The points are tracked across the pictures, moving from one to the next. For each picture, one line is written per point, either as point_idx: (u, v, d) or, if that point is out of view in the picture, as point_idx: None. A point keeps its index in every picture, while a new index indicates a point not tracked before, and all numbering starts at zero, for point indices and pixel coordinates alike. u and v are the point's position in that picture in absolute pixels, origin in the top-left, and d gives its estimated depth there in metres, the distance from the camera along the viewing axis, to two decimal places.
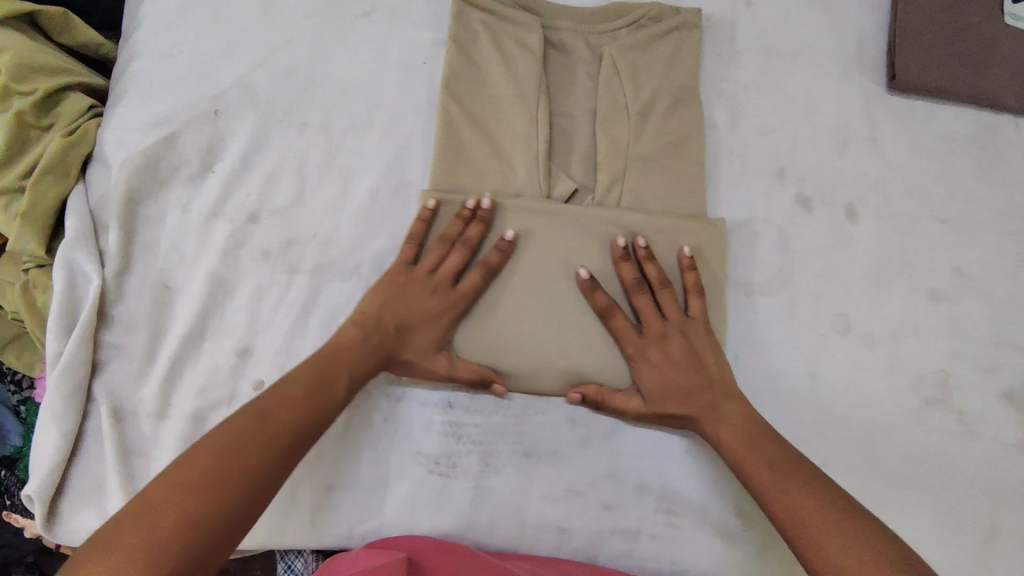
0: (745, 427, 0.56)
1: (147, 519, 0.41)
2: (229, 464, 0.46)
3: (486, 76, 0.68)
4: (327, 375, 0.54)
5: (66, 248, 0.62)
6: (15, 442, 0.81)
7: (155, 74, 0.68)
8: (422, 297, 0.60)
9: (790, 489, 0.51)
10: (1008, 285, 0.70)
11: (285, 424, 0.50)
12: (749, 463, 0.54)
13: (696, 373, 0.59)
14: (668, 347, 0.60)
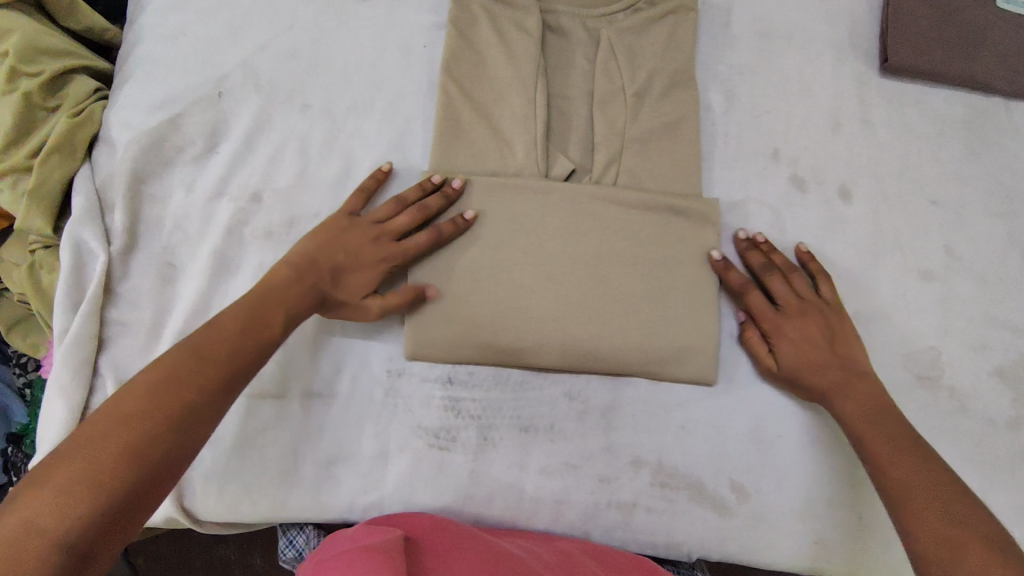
0: (866, 405, 0.58)
1: (90, 447, 0.41)
2: (171, 398, 0.45)
3: (485, 59, 0.70)
4: (275, 315, 0.54)
5: (72, 226, 0.63)
6: (21, 421, 0.83)
7: (160, 56, 0.69)
8: (359, 243, 0.61)
9: (905, 463, 0.53)
10: (997, 265, 0.71)
11: (228, 359, 0.50)
12: (867, 437, 0.56)
13: (832, 349, 0.62)
14: (805, 324, 0.63)
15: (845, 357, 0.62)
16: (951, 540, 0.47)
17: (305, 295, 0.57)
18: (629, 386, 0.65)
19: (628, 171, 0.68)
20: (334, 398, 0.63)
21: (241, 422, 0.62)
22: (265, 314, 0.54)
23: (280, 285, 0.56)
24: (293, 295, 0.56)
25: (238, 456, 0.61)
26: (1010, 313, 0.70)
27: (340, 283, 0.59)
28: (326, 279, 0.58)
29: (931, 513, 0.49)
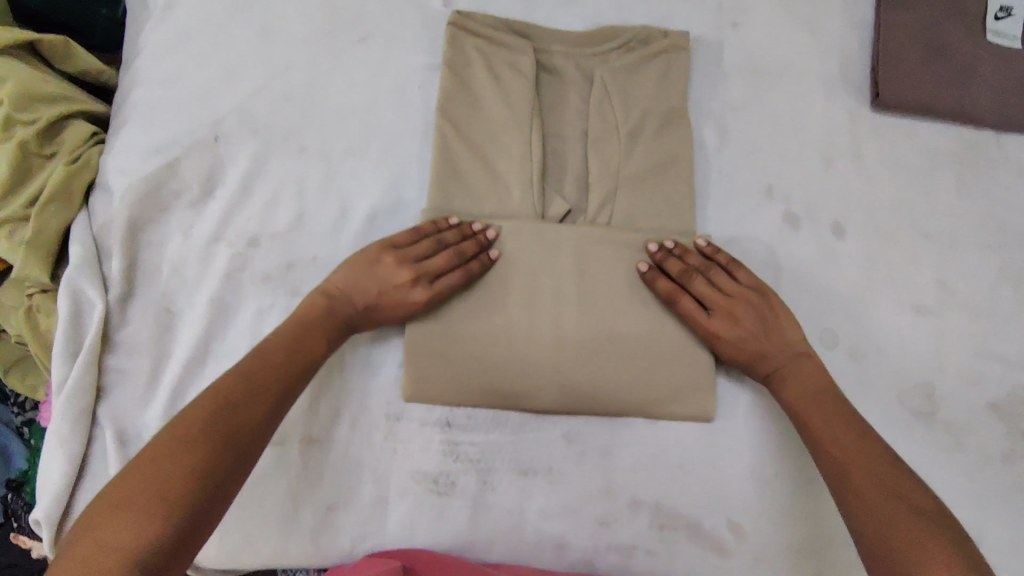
0: (807, 386, 0.61)
1: (161, 466, 0.46)
2: (226, 423, 0.50)
3: (480, 99, 0.70)
4: (308, 345, 0.58)
5: (70, 276, 0.63)
6: (21, 465, 0.83)
7: (156, 101, 0.69)
8: (392, 286, 0.61)
9: (843, 441, 0.57)
10: (990, 298, 0.72)
11: (263, 387, 0.54)
12: (807, 417, 0.60)
13: (767, 339, 0.63)
14: (740, 316, 0.63)
15: (775, 345, 0.63)
16: (888, 513, 0.51)
17: (334, 329, 0.60)
18: (627, 426, 0.65)
19: (623, 210, 0.68)
20: (333, 442, 0.63)
21: None
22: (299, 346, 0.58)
23: (320, 323, 0.60)
24: (325, 330, 0.60)
25: (238, 504, 0.61)
26: (1003, 346, 0.71)
27: (371, 318, 0.62)
28: (358, 312, 0.62)
29: (869, 489, 0.53)
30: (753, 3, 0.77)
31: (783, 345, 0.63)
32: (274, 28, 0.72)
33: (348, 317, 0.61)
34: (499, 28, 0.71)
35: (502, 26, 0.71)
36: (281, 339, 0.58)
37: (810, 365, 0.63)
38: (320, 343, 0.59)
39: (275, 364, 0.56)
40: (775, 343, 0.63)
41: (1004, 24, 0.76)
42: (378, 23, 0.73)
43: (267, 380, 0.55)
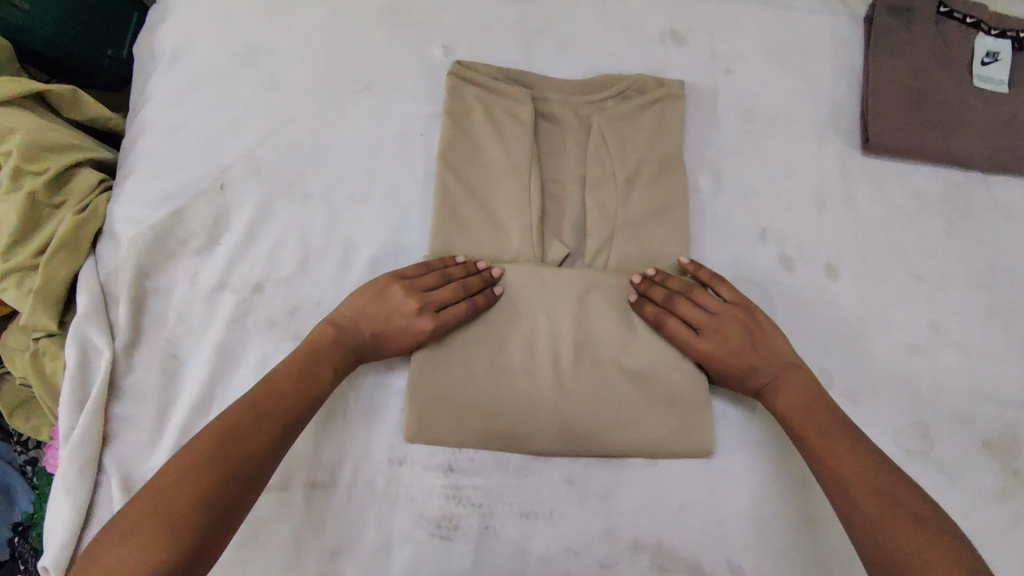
0: (805, 400, 0.62)
1: (166, 494, 0.47)
2: (232, 451, 0.51)
3: (480, 147, 0.72)
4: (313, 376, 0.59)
5: (78, 324, 0.64)
6: (25, 507, 0.83)
7: (164, 150, 0.71)
8: (398, 313, 0.62)
9: (842, 452, 0.57)
10: (981, 338, 0.73)
11: (275, 413, 0.55)
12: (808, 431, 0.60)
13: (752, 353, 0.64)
14: (723, 335, 0.65)
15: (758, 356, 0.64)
16: (888, 524, 0.51)
17: (345, 360, 0.62)
18: (628, 468, 0.66)
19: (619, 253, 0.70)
20: (337, 488, 0.64)
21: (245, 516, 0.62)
22: (304, 372, 0.59)
23: (327, 355, 0.61)
24: (331, 360, 0.61)
25: (241, 552, 0.61)
26: (996, 385, 0.71)
27: (380, 348, 0.63)
28: (366, 342, 0.63)
29: (869, 501, 0.53)
30: (744, 50, 0.79)
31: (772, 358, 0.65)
32: (279, 78, 0.74)
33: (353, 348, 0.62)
34: (498, 78, 0.73)
35: (501, 76, 0.73)
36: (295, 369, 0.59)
37: (804, 380, 0.63)
38: (324, 369, 0.60)
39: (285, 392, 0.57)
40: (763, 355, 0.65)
41: (990, 70, 0.78)
42: (381, 72, 0.75)
43: (279, 405, 0.56)
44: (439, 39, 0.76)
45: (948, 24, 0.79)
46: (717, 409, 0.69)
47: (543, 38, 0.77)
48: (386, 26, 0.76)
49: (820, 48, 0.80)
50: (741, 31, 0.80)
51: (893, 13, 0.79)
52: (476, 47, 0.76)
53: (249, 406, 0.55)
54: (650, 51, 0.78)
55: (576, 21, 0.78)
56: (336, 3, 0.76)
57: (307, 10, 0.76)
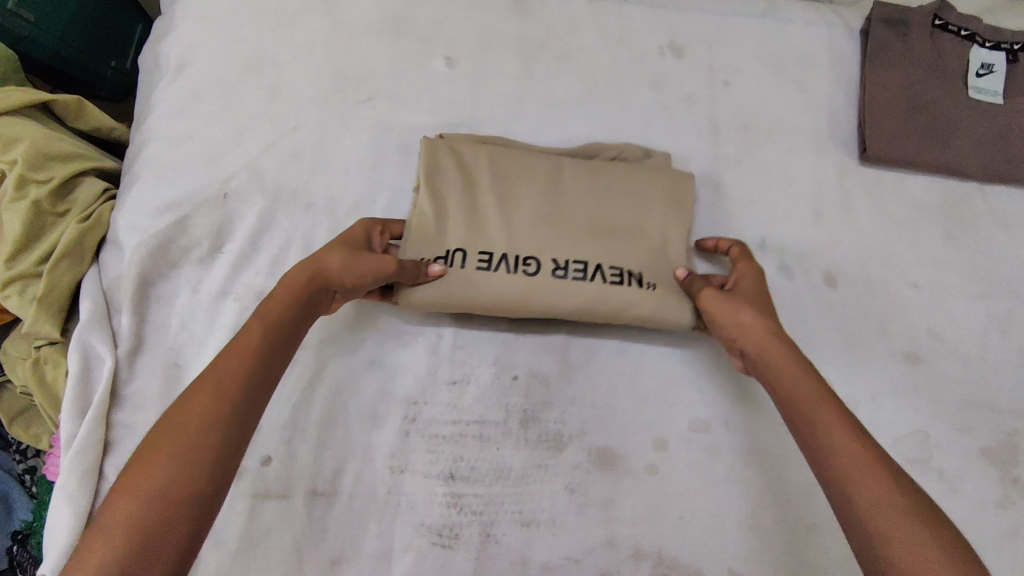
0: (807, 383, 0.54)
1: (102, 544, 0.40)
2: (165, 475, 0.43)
3: (456, 202, 0.68)
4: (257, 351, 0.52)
5: (81, 332, 0.65)
6: (24, 517, 0.82)
7: (168, 159, 0.71)
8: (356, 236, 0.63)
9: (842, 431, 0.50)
10: (979, 346, 0.73)
11: (223, 395, 0.48)
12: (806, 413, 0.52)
13: (738, 312, 0.60)
14: (721, 292, 0.62)
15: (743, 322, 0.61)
16: (887, 517, 0.45)
17: (303, 279, 0.58)
18: (629, 476, 0.66)
19: (626, 292, 0.66)
20: (338, 495, 0.64)
21: (245, 525, 0.62)
22: (245, 348, 0.52)
23: (290, 288, 0.57)
24: (291, 288, 0.57)
25: (241, 561, 0.61)
26: (995, 394, 0.72)
27: (325, 271, 0.59)
28: (317, 257, 0.60)
29: (872, 487, 0.46)
30: (743, 63, 0.80)
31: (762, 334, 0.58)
32: (283, 88, 0.74)
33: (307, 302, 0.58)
34: (461, 138, 0.72)
35: (466, 137, 0.73)
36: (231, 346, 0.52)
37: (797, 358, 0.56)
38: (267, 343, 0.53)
39: (224, 369, 0.50)
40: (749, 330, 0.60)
41: (985, 81, 0.77)
42: (383, 84, 0.76)
43: (224, 387, 0.48)
44: (440, 51, 0.77)
45: (943, 36, 0.79)
46: (718, 418, 0.69)
47: (543, 50, 0.78)
48: (388, 39, 0.77)
49: (817, 60, 0.81)
50: (739, 44, 0.81)
51: (889, 26, 0.79)
52: (477, 59, 0.77)
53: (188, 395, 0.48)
54: (649, 63, 0.79)
55: (576, 34, 0.79)
56: (339, 16, 0.77)
57: (310, 23, 0.77)
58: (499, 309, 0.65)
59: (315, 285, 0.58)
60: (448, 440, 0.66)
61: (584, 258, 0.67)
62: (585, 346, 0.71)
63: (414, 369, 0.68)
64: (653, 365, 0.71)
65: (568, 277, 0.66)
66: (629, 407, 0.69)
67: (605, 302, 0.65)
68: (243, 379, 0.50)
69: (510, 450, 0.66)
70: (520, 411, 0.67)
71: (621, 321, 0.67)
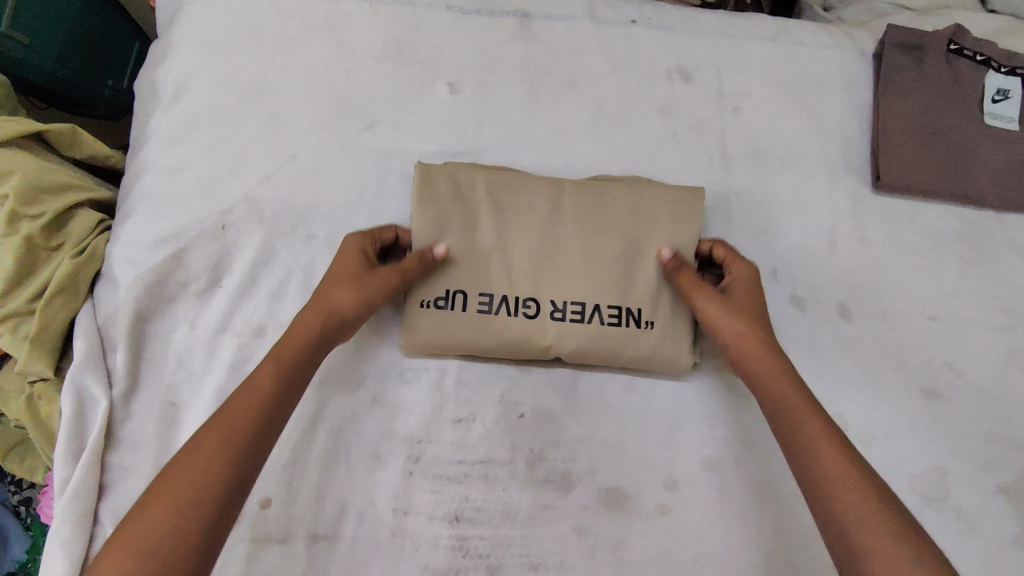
0: (831, 456, 0.51)
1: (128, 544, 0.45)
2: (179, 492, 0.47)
3: (452, 236, 0.67)
4: (243, 430, 0.51)
5: (75, 371, 0.63)
6: (19, 557, 0.81)
7: (163, 190, 0.69)
8: (355, 258, 0.63)
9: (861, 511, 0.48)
10: (997, 379, 0.72)
11: (252, 404, 0.53)
12: (824, 488, 0.50)
13: (736, 319, 0.61)
14: (718, 297, 0.63)
15: (749, 353, 0.60)
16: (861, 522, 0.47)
17: (317, 322, 0.59)
18: (640, 517, 0.65)
19: (624, 333, 0.66)
20: (340, 539, 0.62)
21: (245, 571, 0.61)
22: (226, 431, 0.50)
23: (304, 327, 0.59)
24: (305, 323, 0.59)
25: None
26: (1014, 429, 0.70)
27: (341, 309, 0.61)
28: (324, 296, 0.61)
29: (848, 497, 0.49)
30: (753, 87, 0.78)
31: (780, 393, 0.57)
32: (282, 116, 0.73)
33: (307, 362, 0.58)
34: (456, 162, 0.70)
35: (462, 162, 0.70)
36: (246, 383, 0.54)
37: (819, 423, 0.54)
38: (252, 424, 0.52)
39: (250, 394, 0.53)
40: (765, 382, 0.58)
41: (1002, 107, 0.75)
42: (385, 111, 0.74)
43: (196, 479, 0.48)
44: (444, 77, 0.75)
45: (959, 61, 0.77)
46: (731, 456, 0.67)
47: (549, 76, 0.77)
48: (390, 64, 0.75)
49: (830, 85, 0.79)
50: (750, 68, 0.79)
51: (903, 50, 0.77)
52: (481, 85, 0.75)
53: (155, 491, 0.48)
54: (658, 88, 0.77)
55: (583, 58, 0.78)
56: (340, 41, 0.75)
57: (310, 48, 0.75)
58: (499, 349, 0.66)
59: (337, 325, 0.60)
60: (453, 480, 0.64)
61: (582, 298, 0.66)
62: (593, 382, 0.69)
63: (418, 407, 0.66)
64: (664, 401, 0.69)
65: (566, 319, 0.66)
66: (639, 445, 0.67)
67: (603, 344, 0.66)
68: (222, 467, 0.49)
69: (516, 491, 0.64)
70: (527, 450, 0.66)
71: (617, 363, 0.67)
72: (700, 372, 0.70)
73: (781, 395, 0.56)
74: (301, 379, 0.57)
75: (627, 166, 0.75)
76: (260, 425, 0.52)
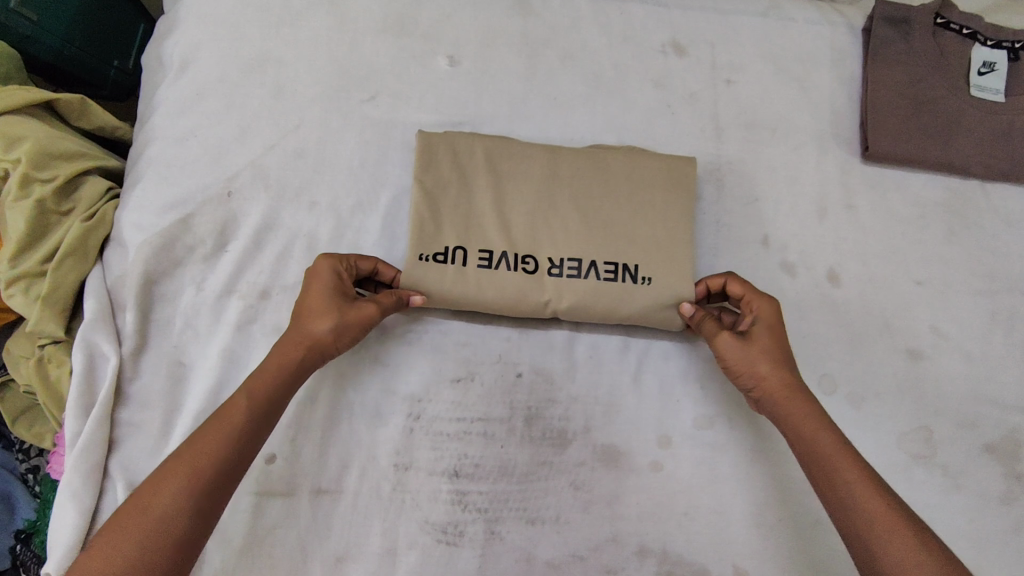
0: (864, 495, 0.53)
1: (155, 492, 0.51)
2: (205, 453, 0.53)
3: (452, 196, 0.69)
4: (209, 463, 0.52)
5: (85, 330, 0.65)
6: (27, 514, 0.83)
7: (171, 157, 0.71)
8: (328, 285, 0.62)
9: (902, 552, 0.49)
10: (983, 343, 0.73)
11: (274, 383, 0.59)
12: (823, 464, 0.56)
13: (759, 362, 0.61)
14: (738, 338, 0.62)
15: (778, 398, 0.60)
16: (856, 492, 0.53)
17: (297, 354, 0.60)
18: (634, 474, 0.66)
19: (620, 287, 0.68)
20: (342, 493, 0.64)
21: (250, 523, 0.62)
22: (190, 463, 0.52)
23: (278, 361, 0.60)
24: (292, 347, 0.61)
25: (246, 559, 0.61)
26: (999, 391, 0.72)
27: (317, 342, 0.61)
28: (301, 330, 0.61)
29: (845, 471, 0.55)
30: (745, 61, 0.80)
31: (814, 435, 0.57)
32: (286, 87, 0.75)
33: (283, 394, 0.59)
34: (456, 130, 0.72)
35: (462, 130, 0.72)
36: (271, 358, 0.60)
37: (852, 463, 0.55)
38: (217, 459, 0.53)
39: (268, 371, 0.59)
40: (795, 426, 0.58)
41: (987, 79, 0.77)
42: (387, 82, 0.76)
43: (157, 512, 0.50)
44: (444, 50, 0.77)
45: (945, 34, 0.79)
46: (724, 414, 0.69)
47: (546, 50, 0.79)
48: (391, 38, 0.77)
49: (819, 59, 0.81)
50: (742, 42, 0.81)
51: (891, 24, 0.79)
52: (480, 57, 0.77)
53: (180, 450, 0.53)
54: (652, 61, 0.79)
55: (579, 32, 0.80)
56: (342, 15, 0.77)
57: (313, 22, 0.77)
58: (494, 304, 0.67)
59: (313, 357, 0.61)
60: (453, 437, 0.66)
61: (578, 255, 0.68)
62: (589, 343, 0.70)
63: (418, 367, 0.68)
64: (659, 362, 0.70)
65: (563, 275, 0.68)
66: (634, 404, 0.69)
67: (600, 298, 0.67)
68: (186, 506, 0.50)
69: (515, 448, 0.66)
70: (524, 408, 0.67)
71: (614, 319, 0.69)
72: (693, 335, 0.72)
73: (816, 437, 0.57)
74: (274, 412, 0.58)
75: (622, 137, 0.77)
76: (229, 459, 0.53)
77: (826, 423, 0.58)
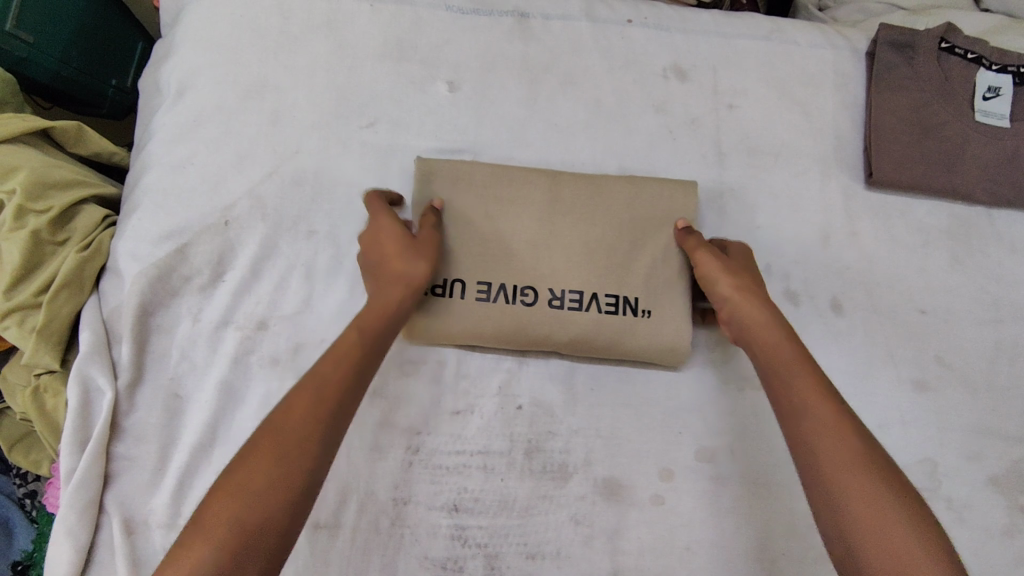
0: (805, 386, 0.55)
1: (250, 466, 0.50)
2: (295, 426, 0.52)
3: (451, 226, 0.69)
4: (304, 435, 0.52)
5: (81, 364, 0.64)
6: (24, 546, 0.82)
7: (167, 185, 0.71)
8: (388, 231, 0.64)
9: (832, 445, 0.51)
10: (988, 372, 0.73)
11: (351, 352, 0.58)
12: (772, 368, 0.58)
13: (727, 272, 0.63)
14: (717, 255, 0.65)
15: (738, 305, 0.61)
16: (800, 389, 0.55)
17: (396, 292, 0.61)
18: (635, 507, 0.66)
19: (622, 322, 0.67)
20: (340, 528, 0.63)
21: None
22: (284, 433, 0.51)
23: (381, 310, 0.61)
24: (380, 305, 0.61)
25: None
26: (1004, 421, 0.71)
27: (412, 280, 0.62)
28: (392, 273, 0.62)
29: (788, 371, 0.57)
30: (746, 86, 0.80)
31: (768, 342, 0.59)
32: (284, 112, 0.74)
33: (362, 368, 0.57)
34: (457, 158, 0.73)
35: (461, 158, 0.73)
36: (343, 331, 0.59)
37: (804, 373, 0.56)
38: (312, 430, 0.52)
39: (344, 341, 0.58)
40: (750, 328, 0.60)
41: (993, 104, 0.76)
42: (386, 108, 0.75)
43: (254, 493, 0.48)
44: (443, 76, 0.77)
45: (950, 59, 0.78)
46: (726, 447, 0.68)
47: (547, 75, 0.78)
48: (390, 63, 0.76)
49: (821, 84, 0.81)
50: (744, 66, 0.80)
51: (895, 49, 0.79)
52: (479, 83, 0.77)
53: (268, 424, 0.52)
54: (654, 86, 0.79)
55: (579, 56, 0.79)
56: (341, 40, 0.77)
57: (312, 47, 0.76)
58: (497, 339, 0.67)
59: (411, 294, 0.62)
60: (452, 471, 0.65)
61: (579, 287, 0.68)
62: (589, 375, 0.70)
63: (417, 398, 0.67)
64: (660, 393, 0.70)
65: (564, 307, 0.67)
66: (635, 436, 0.68)
67: (602, 333, 0.67)
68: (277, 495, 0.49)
69: (514, 481, 0.65)
70: (524, 441, 0.67)
71: (615, 356, 0.69)
72: (693, 365, 0.71)
73: (770, 347, 0.59)
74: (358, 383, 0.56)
75: (623, 163, 0.76)
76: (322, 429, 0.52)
77: (783, 328, 0.59)
